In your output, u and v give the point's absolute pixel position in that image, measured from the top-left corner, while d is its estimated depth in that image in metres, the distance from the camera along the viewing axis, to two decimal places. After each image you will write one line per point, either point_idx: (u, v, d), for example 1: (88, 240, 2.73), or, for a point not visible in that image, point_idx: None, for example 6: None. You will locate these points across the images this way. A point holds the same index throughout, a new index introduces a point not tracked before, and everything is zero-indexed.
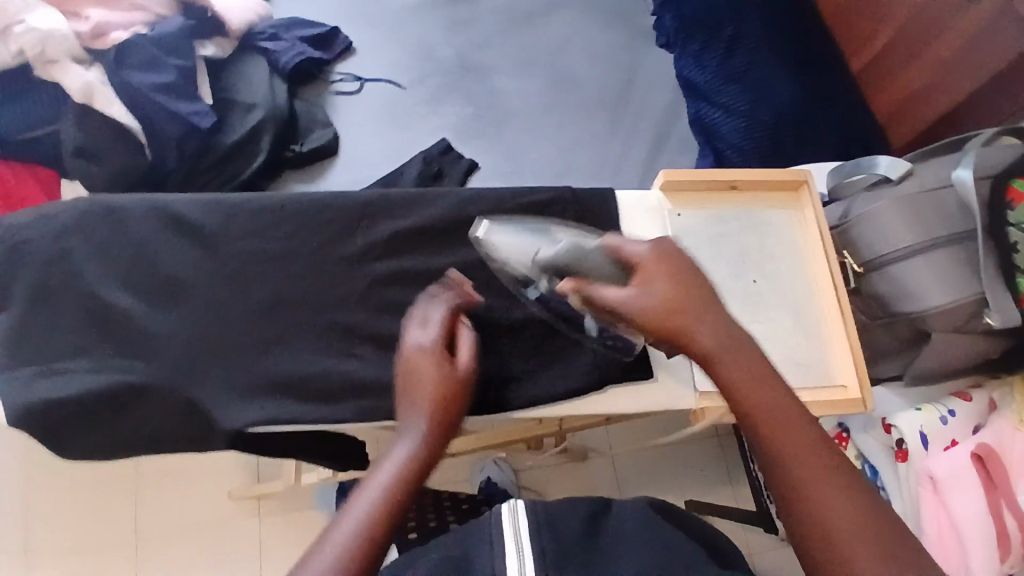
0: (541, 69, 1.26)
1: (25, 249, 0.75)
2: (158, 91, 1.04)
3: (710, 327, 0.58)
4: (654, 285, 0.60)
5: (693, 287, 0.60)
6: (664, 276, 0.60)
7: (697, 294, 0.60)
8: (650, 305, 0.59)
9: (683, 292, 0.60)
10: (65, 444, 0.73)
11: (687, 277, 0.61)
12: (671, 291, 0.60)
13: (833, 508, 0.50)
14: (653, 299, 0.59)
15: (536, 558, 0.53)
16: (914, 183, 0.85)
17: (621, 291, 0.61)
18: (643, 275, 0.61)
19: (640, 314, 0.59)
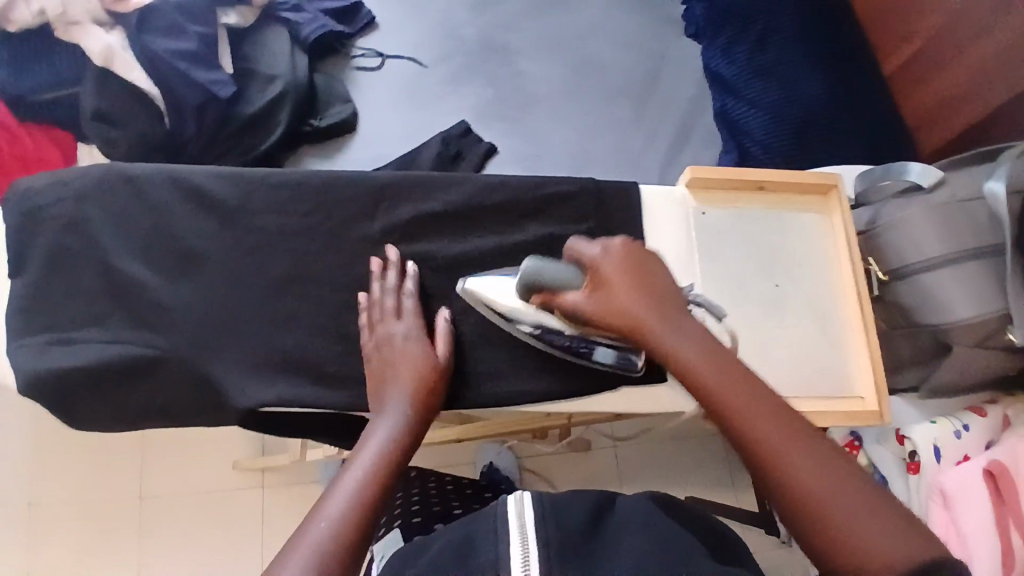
0: (566, 53, 1.23)
1: (42, 214, 0.75)
2: (181, 58, 1.02)
3: (671, 327, 0.61)
4: (607, 283, 0.63)
5: (644, 283, 0.63)
6: (618, 274, 0.63)
7: (650, 290, 0.63)
8: (603, 308, 0.62)
9: (634, 289, 0.62)
10: (77, 412, 0.73)
11: (640, 272, 0.64)
12: (623, 291, 0.62)
13: (791, 475, 0.52)
14: (604, 303, 0.62)
15: (540, 547, 0.49)
16: (944, 193, 0.83)
17: (579, 298, 0.63)
18: (598, 277, 0.63)
19: (600, 315, 0.62)
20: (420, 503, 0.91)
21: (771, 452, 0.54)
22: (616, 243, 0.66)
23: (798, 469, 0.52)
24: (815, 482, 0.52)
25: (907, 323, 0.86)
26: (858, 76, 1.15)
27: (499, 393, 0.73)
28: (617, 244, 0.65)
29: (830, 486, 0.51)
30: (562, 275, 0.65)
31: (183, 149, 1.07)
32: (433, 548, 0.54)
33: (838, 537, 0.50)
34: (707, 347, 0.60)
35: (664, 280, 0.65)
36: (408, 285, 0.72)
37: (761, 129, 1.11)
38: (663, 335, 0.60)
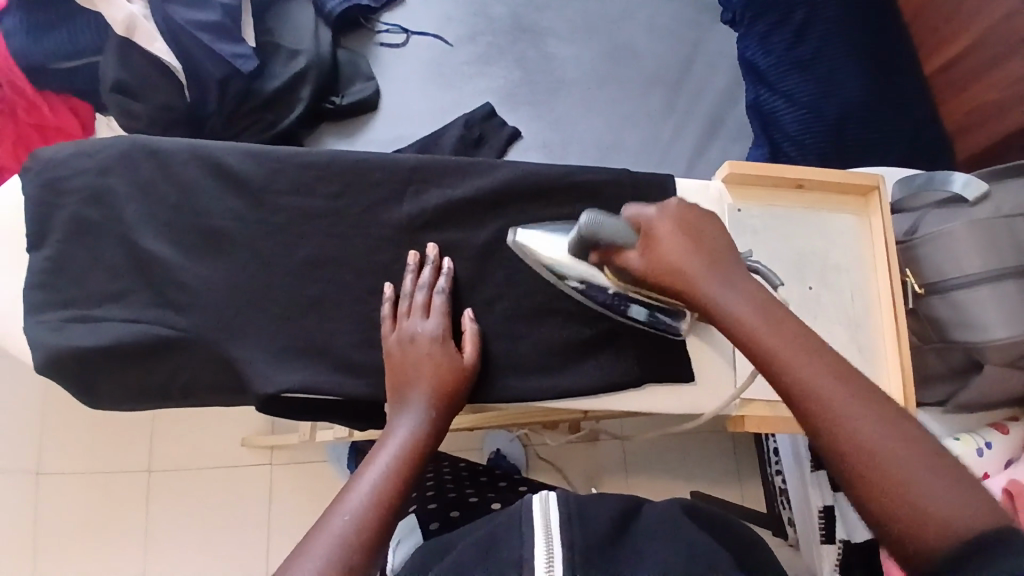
0: (596, 37, 1.20)
1: (64, 186, 0.73)
2: (203, 29, 1.00)
3: (730, 290, 0.57)
4: (659, 244, 0.61)
5: (699, 243, 0.60)
6: (672, 235, 0.61)
7: (702, 245, 0.60)
8: (655, 265, 0.60)
9: (685, 250, 0.60)
10: (95, 389, 0.72)
11: (694, 234, 0.61)
12: (676, 250, 0.60)
13: (874, 455, 0.46)
14: (656, 261, 0.60)
15: (565, 549, 0.48)
16: (988, 208, 0.80)
17: (633, 256, 0.61)
18: (651, 235, 0.61)
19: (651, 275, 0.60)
20: (436, 493, 0.90)
21: (825, 408, 0.49)
22: (670, 204, 0.64)
23: (852, 430, 0.47)
24: (873, 443, 0.47)
25: (940, 339, 0.84)
26: (899, 73, 1.12)
27: (523, 388, 0.71)
28: (673, 206, 0.63)
29: (899, 453, 0.46)
30: (619, 233, 0.62)
31: (204, 123, 1.05)
32: (460, 544, 0.53)
33: (904, 501, 0.44)
34: (762, 303, 0.56)
35: (718, 239, 0.62)
36: (441, 283, 0.71)
37: (794, 124, 1.07)
38: (716, 293, 0.57)
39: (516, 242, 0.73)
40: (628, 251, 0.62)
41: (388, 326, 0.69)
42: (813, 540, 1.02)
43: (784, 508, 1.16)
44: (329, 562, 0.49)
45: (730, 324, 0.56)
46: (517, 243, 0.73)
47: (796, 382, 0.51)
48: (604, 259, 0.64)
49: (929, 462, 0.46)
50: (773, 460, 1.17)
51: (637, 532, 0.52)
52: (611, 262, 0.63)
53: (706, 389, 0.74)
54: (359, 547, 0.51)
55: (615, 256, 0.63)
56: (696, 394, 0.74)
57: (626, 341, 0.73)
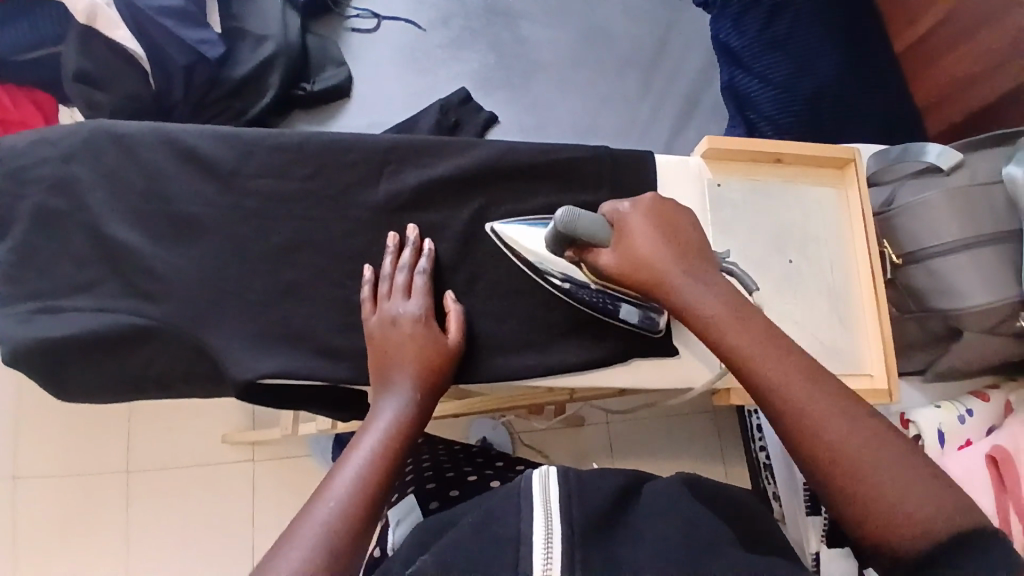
0: (570, 20, 1.19)
1: (25, 175, 0.71)
2: (165, 14, 0.97)
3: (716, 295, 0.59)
4: (632, 239, 0.63)
5: (671, 236, 0.63)
6: (643, 228, 0.63)
7: (676, 241, 0.62)
8: (628, 258, 0.62)
9: (658, 244, 0.62)
10: (65, 383, 0.70)
11: (668, 227, 0.63)
12: (649, 246, 0.62)
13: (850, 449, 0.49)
14: (628, 255, 0.62)
15: (565, 525, 0.47)
16: (964, 175, 0.81)
17: (607, 255, 0.63)
18: (624, 230, 0.63)
19: (621, 269, 0.62)
20: (434, 472, 0.89)
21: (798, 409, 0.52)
22: (643, 198, 0.65)
23: (838, 430, 0.50)
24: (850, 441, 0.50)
25: (919, 308, 0.86)
26: (871, 50, 1.12)
27: (509, 368, 0.71)
28: (647, 199, 0.65)
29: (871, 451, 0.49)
30: (595, 228, 0.62)
31: (171, 112, 1.02)
32: (458, 523, 0.51)
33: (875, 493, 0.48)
34: (730, 299, 0.59)
35: (688, 230, 0.64)
36: (422, 263, 0.70)
37: (771, 103, 1.07)
38: (683, 292, 0.60)
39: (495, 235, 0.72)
40: (603, 246, 0.63)
41: (367, 313, 0.67)
42: (799, 517, 1.03)
43: (768, 482, 1.16)
44: (313, 550, 0.48)
45: (702, 327, 0.58)
46: (496, 232, 0.72)
47: (777, 384, 0.53)
48: (580, 254, 0.65)
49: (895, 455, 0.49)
50: (756, 436, 1.18)
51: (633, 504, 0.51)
52: (588, 258, 0.64)
53: (692, 361, 0.73)
54: (344, 534, 0.50)
55: (590, 252, 0.64)
56: (681, 367, 0.73)
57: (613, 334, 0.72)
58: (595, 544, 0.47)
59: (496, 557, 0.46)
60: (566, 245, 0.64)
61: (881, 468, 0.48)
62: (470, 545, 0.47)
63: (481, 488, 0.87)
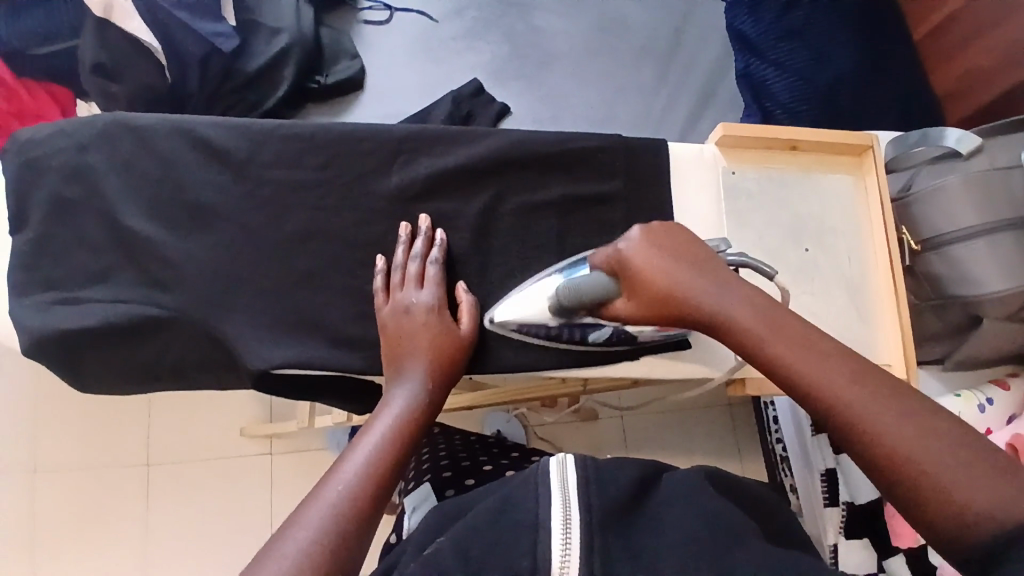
0: (583, 9, 1.18)
1: (43, 166, 0.71)
2: (181, 7, 0.98)
3: (731, 297, 0.55)
4: (641, 281, 0.59)
5: (681, 258, 0.59)
6: (649, 258, 0.59)
7: (684, 258, 0.58)
8: (646, 303, 0.59)
9: (668, 268, 0.58)
10: (84, 371, 0.71)
11: (673, 246, 0.59)
12: (659, 275, 0.58)
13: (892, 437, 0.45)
14: (646, 297, 0.59)
15: (583, 512, 0.47)
16: (985, 160, 0.80)
17: (625, 305, 0.61)
18: (631, 271, 0.60)
19: (642, 312, 0.60)
20: (450, 461, 0.89)
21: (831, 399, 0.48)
22: (635, 233, 0.61)
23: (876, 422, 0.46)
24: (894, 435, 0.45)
25: (938, 296, 0.84)
26: (890, 36, 1.11)
27: (522, 357, 0.71)
28: (638, 232, 0.61)
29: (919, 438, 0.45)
30: (600, 287, 0.62)
31: (185, 104, 1.03)
32: (474, 508, 0.51)
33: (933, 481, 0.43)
34: (761, 306, 0.54)
35: (694, 244, 0.60)
36: (434, 253, 0.70)
37: (787, 91, 1.05)
38: (714, 308, 0.55)
39: (498, 324, 0.68)
40: (616, 300, 0.62)
41: (380, 309, 0.67)
42: (815, 508, 1.02)
43: (784, 473, 1.15)
44: (320, 532, 0.48)
45: (734, 339, 0.54)
46: (496, 323, 0.68)
47: (801, 374, 0.50)
48: (595, 314, 0.63)
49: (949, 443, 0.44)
50: (772, 427, 1.17)
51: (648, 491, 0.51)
52: (606, 317, 0.63)
53: (707, 351, 0.73)
54: (351, 517, 0.50)
55: (605, 309, 0.62)
56: (695, 357, 0.73)
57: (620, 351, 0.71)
58: (610, 531, 0.46)
59: (513, 543, 0.45)
60: (580, 311, 0.64)
61: (932, 452, 0.44)
62: (487, 531, 0.47)
63: (497, 478, 0.87)
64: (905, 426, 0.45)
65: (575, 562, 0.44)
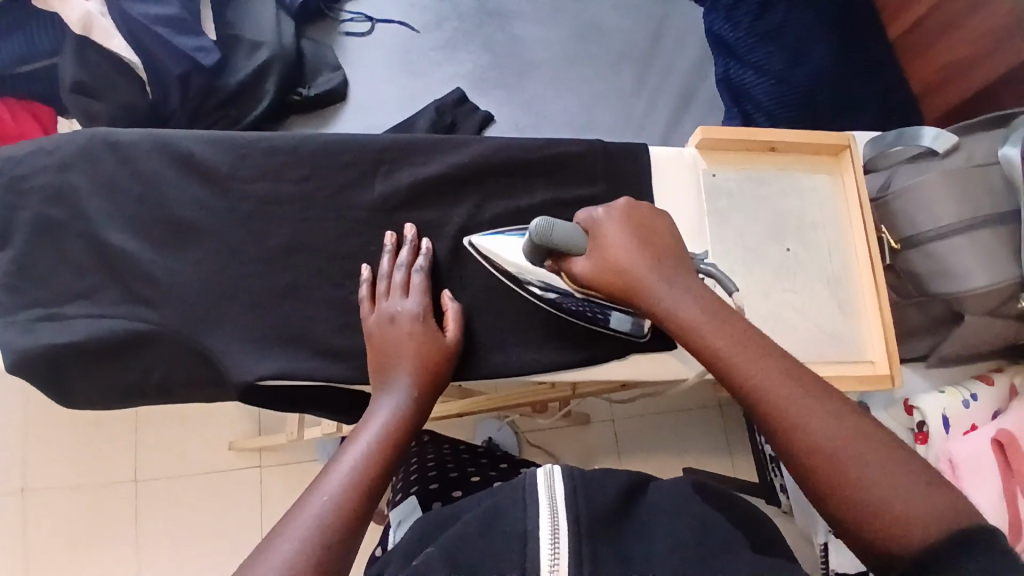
0: (562, 17, 1.19)
1: (23, 184, 0.71)
2: (160, 23, 0.97)
3: (683, 297, 0.59)
4: (604, 243, 0.63)
5: (649, 240, 0.63)
6: (619, 234, 0.63)
7: (651, 244, 0.62)
8: (605, 271, 0.62)
9: (633, 249, 0.62)
10: (69, 389, 0.70)
11: (643, 229, 0.63)
12: (625, 252, 0.62)
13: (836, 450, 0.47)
14: (605, 262, 0.62)
15: (571, 521, 0.46)
16: (960, 157, 0.81)
17: (582, 262, 0.63)
18: (599, 238, 0.63)
19: (598, 277, 0.62)
20: (437, 471, 0.89)
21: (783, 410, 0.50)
22: (618, 204, 0.65)
23: (813, 426, 0.49)
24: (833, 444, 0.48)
25: (919, 292, 0.86)
26: (865, 37, 1.12)
27: (508, 363, 0.71)
28: (622, 204, 0.65)
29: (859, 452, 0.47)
30: (571, 239, 0.63)
31: (168, 121, 1.03)
32: (463, 517, 0.51)
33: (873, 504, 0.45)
34: (709, 304, 0.58)
35: (665, 237, 0.64)
36: (419, 261, 0.70)
37: (765, 93, 1.07)
38: (658, 292, 0.59)
39: (473, 245, 0.71)
40: (576, 258, 0.64)
41: (365, 314, 0.68)
42: (806, 507, 1.03)
43: (775, 474, 1.15)
44: (305, 542, 0.48)
45: (670, 324, 0.58)
46: (474, 245, 0.71)
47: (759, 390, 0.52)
48: (559, 264, 0.65)
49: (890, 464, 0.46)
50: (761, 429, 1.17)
51: (636, 499, 0.51)
52: (565, 268, 0.64)
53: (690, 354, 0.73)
54: (337, 526, 0.50)
55: (566, 261, 0.64)
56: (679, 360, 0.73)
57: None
58: (600, 534, 0.47)
59: (502, 553, 0.45)
60: (545, 257, 0.65)
61: (876, 472, 0.46)
62: (476, 540, 0.47)
63: (486, 486, 0.87)
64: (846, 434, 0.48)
65: (565, 565, 0.44)
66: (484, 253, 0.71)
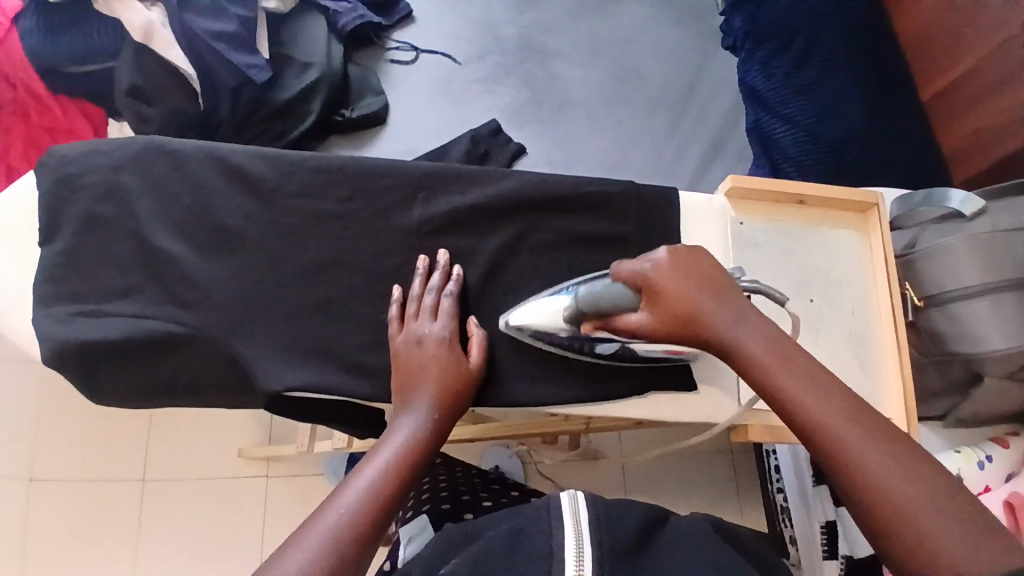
0: (601, 59, 1.22)
1: (78, 182, 0.75)
2: (217, 39, 1.02)
3: (743, 324, 0.60)
4: (665, 291, 0.62)
5: (704, 280, 0.63)
6: (675, 280, 0.62)
7: (707, 281, 0.63)
8: (668, 322, 0.62)
9: (693, 291, 0.62)
10: (99, 383, 0.72)
11: (696, 270, 0.63)
12: (685, 297, 0.62)
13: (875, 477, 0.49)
14: (667, 312, 0.62)
15: (595, 546, 0.47)
16: (987, 222, 0.82)
17: (639, 316, 0.64)
18: (655, 288, 0.63)
19: (661, 329, 0.63)
20: (450, 493, 0.89)
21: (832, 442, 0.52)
22: (659, 256, 0.65)
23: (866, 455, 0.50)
24: (883, 473, 0.49)
25: (940, 351, 0.86)
26: (899, 98, 1.14)
27: (530, 392, 0.72)
28: (664, 254, 0.64)
29: (899, 479, 0.49)
30: (618, 301, 0.65)
31: (214, 130, 1.07)
32: (486, 536, 0.52)
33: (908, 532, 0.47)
34: (777, 339, 0.59)
35: (716, 271, 0.64)
36: (450, 287, 0.72)
37: (794, 146, 1.09)
38: (726, 329, 0.60)
39: (509, 326, 0.71)
40: (632, 317, 0.64)
41: (393, 334, 0.69)
42: (814, 558, 1.01)
43: (784, 524, 1.14)
44: (319, 553, 0.49)
45: (741, 361, 0.59)
46: (512, 327, 0.70)
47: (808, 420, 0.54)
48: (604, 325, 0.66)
49: (928, 492, 0.48)
50: (773, 476, 1.16)
51: (652, 536, 0.51)
52: (614, 326, 0.65)
53: (709, 398, 0.74)
54: (350, 542, 0.51)
55: (618, 322, 0.65)
56: (699, 403, 0.74)
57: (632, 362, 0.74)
58: (620, 566, 0.47)
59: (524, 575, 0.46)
60: (592, 319, 0.66)
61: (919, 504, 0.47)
62: (500, 558, 0.47)
63: (500, 509, 0.88)
64: (889, 465, 0.49)
65: None
66: (521, 331, 0.70)
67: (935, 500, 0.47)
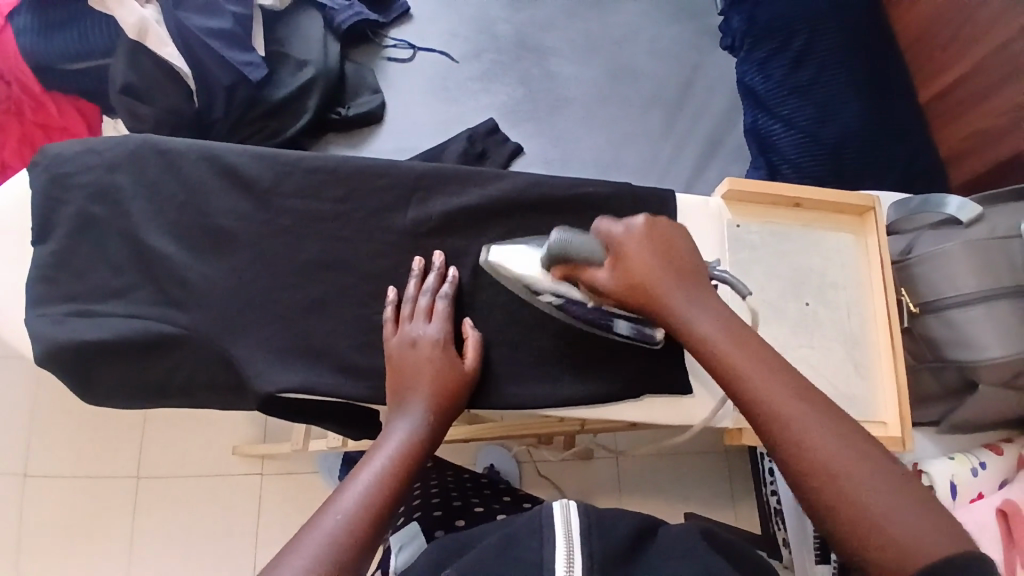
0: (598, 58, 1.22)
1: (70, 181, 0.74)
2: (214, 36, 1.01)
3: (707, 311, 0.61)
4: (629, 260, 0.64)
5: (670, 259, 0.64)
6: (641, 249, 0.64)
7: (671, 256, 0.64)
8: (626, 285, 0.63)
9: (653, 263, 0.63)
10: (91, 384, 0.72)
11: (663, 243, 0.65)
12: (646, 266, 0.63)
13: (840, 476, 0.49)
14: (627, 276, 0.63)
15: (586, 557, 0.47)
16: (982, 229, 0.82)
17: (602, 272, 0.64)
18: (622, 253, 0.64)
19: (619, 292, 0.64)
20: (441, 499, 0.89)
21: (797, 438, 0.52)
22: (637, 220, 0.66)
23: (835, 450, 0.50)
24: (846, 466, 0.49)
25: (936, 357, 0.86)
26: (895, 100, 1.13)
27: (524, 394, 0.71)
28: (641, 220, 0.66)
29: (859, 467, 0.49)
30: (588, 250, 0.65)
31: (210, 128, 1.07)
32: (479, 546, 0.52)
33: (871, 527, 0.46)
34: (730, 326, 0.60)
35: (684, 251, 0.66)
36: (444, 288, 0.71)
37: (792, 147, 1.09)
38: (682, 309, 0.61)
39: (489, 260, 0.73)
40: (596, 269, 0.65)
41: (387, 336, 0.69)
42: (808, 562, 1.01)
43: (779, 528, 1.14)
44: (316, 560, 0.49)
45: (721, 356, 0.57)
46: (490, 261, 0.73)
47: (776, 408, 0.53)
48: (570, 275, 0.67)
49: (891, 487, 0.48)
50: (767, 479, 1.17)
51: (645, 543, 0.51)
52: (577, 276, 0.66)
53: (700, 403, 0.74)
54: (349, 547, 0.51)
55: (582, 272, 0.66)
56: (691, 407, 0.74)
57: (625, 364, 0.73)
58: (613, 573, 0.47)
59: None
60: (559, 264, 0.67)
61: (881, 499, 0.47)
62: (492, 565, 0.47)
63: (494, 518, 0.88)
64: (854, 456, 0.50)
65: None
66: (495, 268, 0.73)
67: (894, 494, 0.47)
